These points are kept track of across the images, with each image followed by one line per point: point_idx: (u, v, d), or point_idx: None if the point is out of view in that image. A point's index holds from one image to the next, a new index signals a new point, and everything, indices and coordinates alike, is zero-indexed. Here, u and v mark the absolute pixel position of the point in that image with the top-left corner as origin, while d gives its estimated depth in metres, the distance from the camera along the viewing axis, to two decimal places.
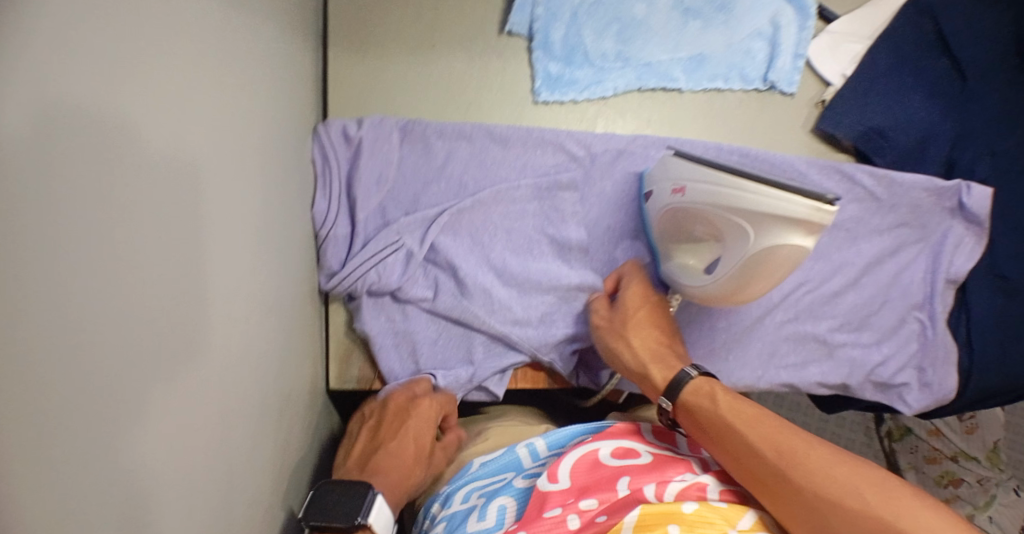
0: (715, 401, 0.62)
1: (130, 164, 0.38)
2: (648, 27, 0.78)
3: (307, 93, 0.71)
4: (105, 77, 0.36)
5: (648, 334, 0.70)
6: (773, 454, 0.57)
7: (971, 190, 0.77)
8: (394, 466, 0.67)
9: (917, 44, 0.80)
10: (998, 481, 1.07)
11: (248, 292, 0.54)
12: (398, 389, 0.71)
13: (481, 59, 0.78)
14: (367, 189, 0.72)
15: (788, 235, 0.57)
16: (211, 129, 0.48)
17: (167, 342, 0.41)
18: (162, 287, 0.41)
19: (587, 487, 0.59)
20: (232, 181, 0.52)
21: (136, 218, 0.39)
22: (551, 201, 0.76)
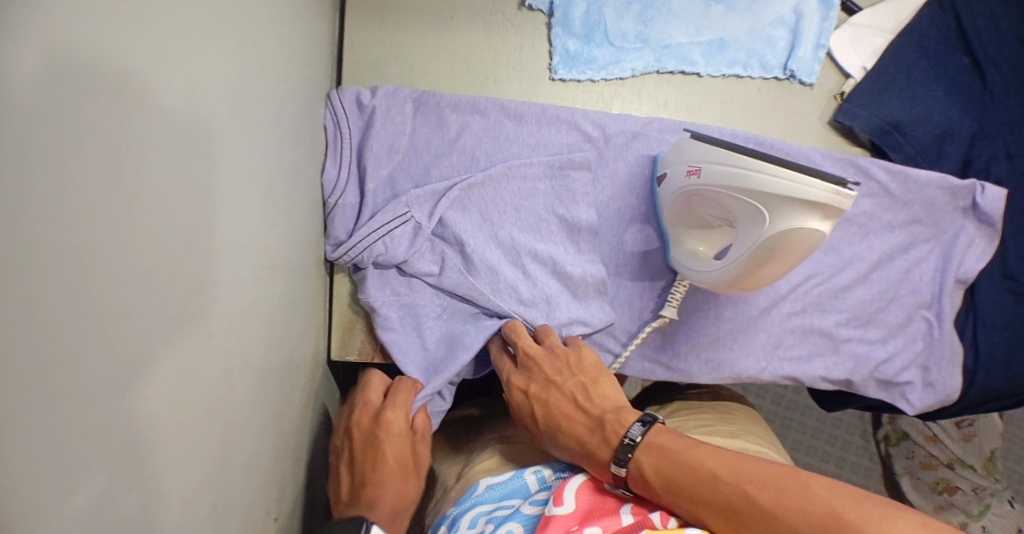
0: (648, 482, 0.58)
1: (142, 106, 0.38)
2: (670, 8, 0.77)
3: (321, 57, 0.71)
4: (119, 12, 0.36)
5: (565, 445, 0.65)
6: (727, 500, 0.55)
7: (985, 190, 0.77)
8: (378, 482, 0.65)
9: (940, 39, 0.79)
10: (993, 490, 1.09)
11: (254, 251, 0.54)
12: (360, 412, 0.68)
13: (499, 33, 0.77)
14: (378, 158, 0.71)
15: (804, 219, 0.56)
16: (224, 82, 0.48)
17: (175, 296, 0.41)
18: (173, 240, 0.41)
19: (589, 513, 0.58)
20: (244, 136, 0.51)
21: (148, 168, 0.38)
22: (562, 181, 0.75)
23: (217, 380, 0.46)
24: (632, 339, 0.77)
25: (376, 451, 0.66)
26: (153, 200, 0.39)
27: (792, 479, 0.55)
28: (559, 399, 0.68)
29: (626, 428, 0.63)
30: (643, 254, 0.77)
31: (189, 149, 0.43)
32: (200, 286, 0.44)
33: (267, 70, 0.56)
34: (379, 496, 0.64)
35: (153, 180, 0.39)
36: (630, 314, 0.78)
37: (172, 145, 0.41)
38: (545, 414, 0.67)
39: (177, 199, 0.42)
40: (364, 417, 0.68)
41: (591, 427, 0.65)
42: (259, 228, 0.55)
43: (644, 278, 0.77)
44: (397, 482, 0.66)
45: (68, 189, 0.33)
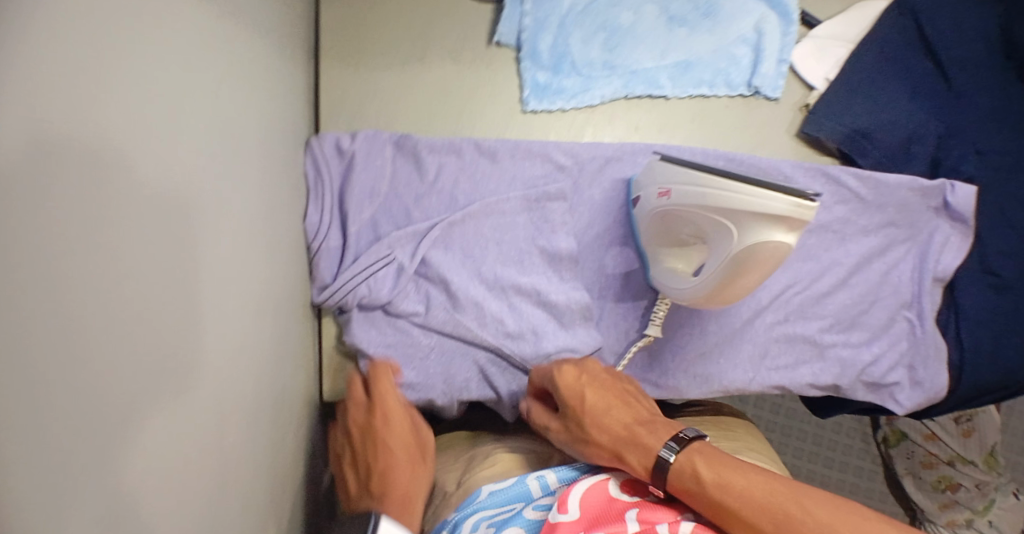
0: (699, 478, 0.59)
1: (120, 176, 0.39)
2: (635, 35, 0.79)
3: (297, 105, 0.73)
4: (98, 88, 0.37)
5: (612, 427, 0.65)
6: (778, 510, 0.57)
7: (955, 190, 0.79)
8: (383, 475, 0.66)
9: (902, 45, 0.81)
10: (996, 485, 1.09)
11: (239, 300, 0.55)
12: (356, 409, 0.70)
13: (470, 71, 0.79)
14: (359, 202, 0.74)
15: (768, 232, 0.58)
16: (200, 142, 0.49)
17: (163, 356, 0.43)
18: (158, 302, 0.43)
19: (596, 519, 0.57)
20: (223, 192, 0.53)
21: (129, 233, 0.40)
22: (540, 212, 0.76)
23: (208, 432, 0.48)
24: (619, 360, 0.79)
25: (377, 443, 0.68)
26: (137, 264, 0.40)
27: (840, 502, 0.57)
28: (600, 395, 0.69)
29: (669, 433, 0.64)
30: (624, 275, 0.79)
31: (170, 211, 0.44)
32: (186, 343, 0.46)
33: (244, 126, 0.58)
34: (386, 488, 0.66)
35: (136, 245, 0.40)
36: (617, 336, 0.79)
37: (154, 211, 0.42)
38: (585, 404, 0.68)
39: (159, 259, 0.43)
40: (358, 416, 0.70)
41: (635, 419, 0.67)
42: (245, 278, 0.56)
43: (627, 299, 0.79)
44: (403, 470, 0.67)
45: (54, 265, 0.34)
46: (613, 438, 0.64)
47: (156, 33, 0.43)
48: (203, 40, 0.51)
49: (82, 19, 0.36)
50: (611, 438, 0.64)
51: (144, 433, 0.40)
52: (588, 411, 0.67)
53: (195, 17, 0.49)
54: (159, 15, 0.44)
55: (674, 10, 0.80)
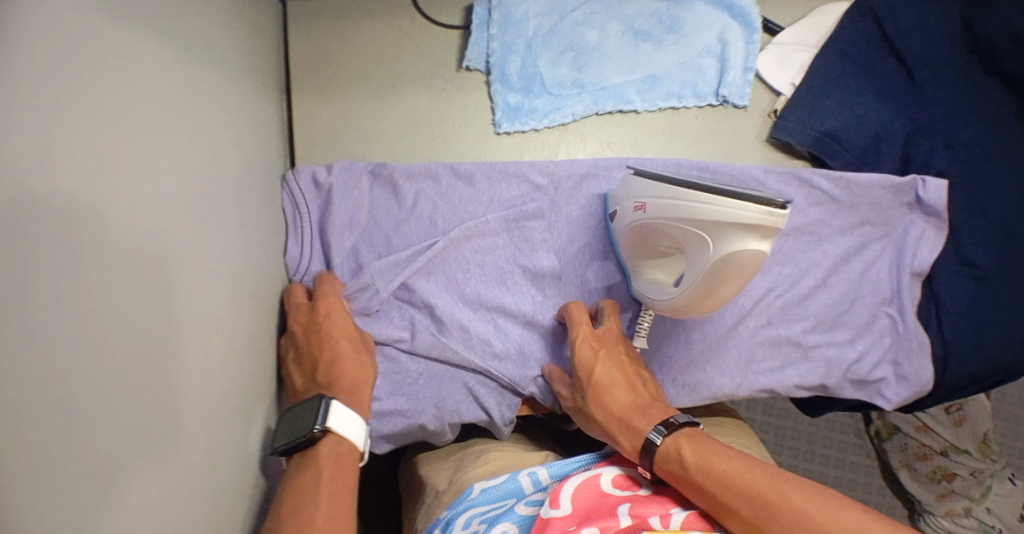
0: (681, 461, 0.60)
1: (59, 238, 0.39)
2: (601, 53, 0.80)
3: (271, 141, 0.73)
4: (37, 155, 0.38)
5: (610, 402, 0.68)
6: (755, 495, 0.57)
7: (927, 184, 0.80)
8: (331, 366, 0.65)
9: (865, 46, 0.82)
10: (992, 471, 1.10)
11: (209, 344, 0.55)
12: (297, 309, 0.69)
13: (442, 97, 0.80)
14: (340, 232, 0.73)
15: (743, 241, 0.58)
16: (161, 192, 0.50)
17: (116, 406, 0.43)
18: (109, 352, 0.43)
19: (588, 514, 0.58)
20: (189, 238, 0.54)
21: (74, 288, 0.40)
22: (519, 232, 0.77)
23: (169, 476, 0.48)
24: None
25: (320, 338, 0.66)
26: (82, 319, 0.41)
27: (823, 491, 0.57)
28: (608, 368, 0.70)
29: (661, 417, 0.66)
30: (608, 289, 0.79)
31: (121, 261, 0.45)
32: (142, 391, 0.46)
33: (213, 167, 0.59)
34: (337, 376, 0.65)
35: (81, 299, 0.41)
36: None
37: (102, 265, 0.43)
38: (592, 376, 0.70)
39: (110, 313, 0.43)
40: (301, 315, 0.69)
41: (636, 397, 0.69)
42: (215, 318, 0.57)
43: None
44: (349, 358, 0.66)
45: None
46: (610, 415, 0.68)
47: (106, 88, 0.44)
48: (163, 89, 0.51)
49: (24, 84, 0.36)
50: (607, 416, 0.68)
51: (93, 485, 0.41)
52: (592, 382, 0.70)
53: (151, 69, 0.50)
54: (110, 69, 0.45)
55: (639, 26, 0.81)
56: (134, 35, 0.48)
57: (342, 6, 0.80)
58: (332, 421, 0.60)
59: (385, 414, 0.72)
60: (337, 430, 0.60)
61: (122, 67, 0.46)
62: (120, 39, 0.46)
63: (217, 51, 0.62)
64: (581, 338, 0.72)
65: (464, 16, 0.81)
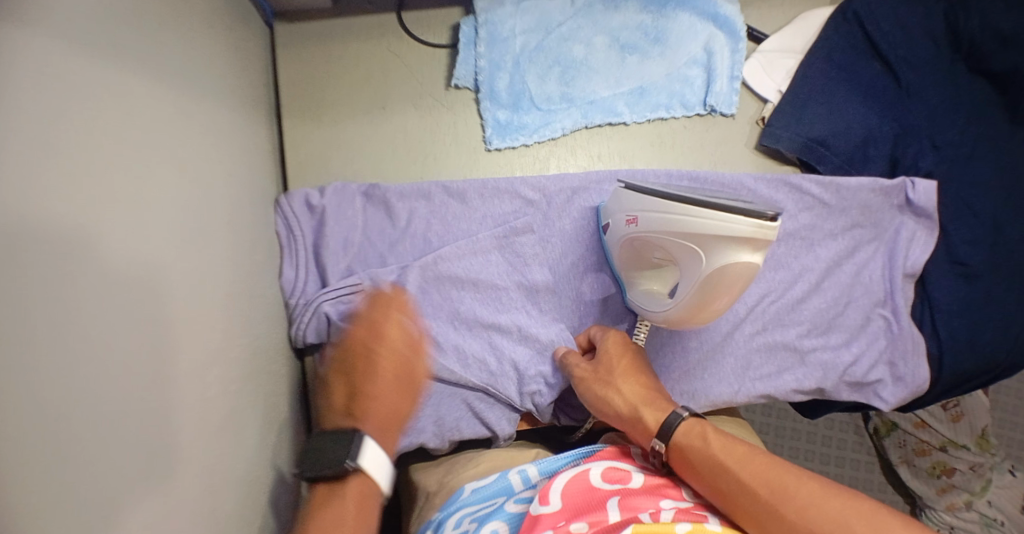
0: (702, 440, 0.63)
1: (47, 277, 0.40)
2: (589, 67, 0.81)
3: (263, 167, 0.74)
4: (19, 197, 0.38)
5: (636, 384, 0.69)
6: (769, 478, 0.59)
7: (915, 186, 0.81)
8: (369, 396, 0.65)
9: (850, 50, 0.83)
10: (991, 464, 1.11)
11: (205, 372, 0.56)
12: (363, 325, 0.68)
13: (431, 115, 0.80)
14: (334, 254, 0.74)
15: (735, 253, 0.59)
16: (151, 224, 0.50)
17: (117, 448, 0.44)
18: (108, 395, 0.44)
19: (578, 509, 0.58)
20: (181, 269, 0.54)
21: (69, 335, 0.41)
22: (511, 248, 0.78)
23: (174, 513, 0.49)
24: None
25: (373, 368, 0.66)
26: (75, 357, 0.41)
27: (836, 485, 0.59)
28: (634, 361, 0.72)
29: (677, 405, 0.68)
30: (602, 301, 0.80)
31: (113, 303, 0.45)
32: (140, 431, 0.46)
33: (203, 200, 0.59)
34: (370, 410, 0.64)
35: (75, 343, 0.41)
36: None
37: (93, 302, 0.43)
38: (617, 362, 0.72)
39: (104, 347, 0.44)
40: (365, 328, 0.68)
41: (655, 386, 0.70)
42: (212, 351, 0.57)
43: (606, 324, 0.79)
44: (390, 400, 0.66)
45: None
46: (633, 395, 0.68)
47: (87, 127, 0.44)
48: (150, 128, 0.52)
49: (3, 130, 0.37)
50: (626, 401, 0.68)
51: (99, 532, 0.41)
52: (618, 365, 0.71)
53: (136, 104, 0.50)
54: (91, 113, 0.45)
55: (625, 38, 0.82)
56: (115, 77, 0.48)
57: (329, 29, 0.80)
58: (363, 459, 0.61)
59: None
60: (369, 471, 0.61)
61: (103, 109, 0.46)
62: (100, 81, 0.46)
63: (205, 83, 0.62)
64: (613, 335, 0.75)
65: (451, 34, 0.82)
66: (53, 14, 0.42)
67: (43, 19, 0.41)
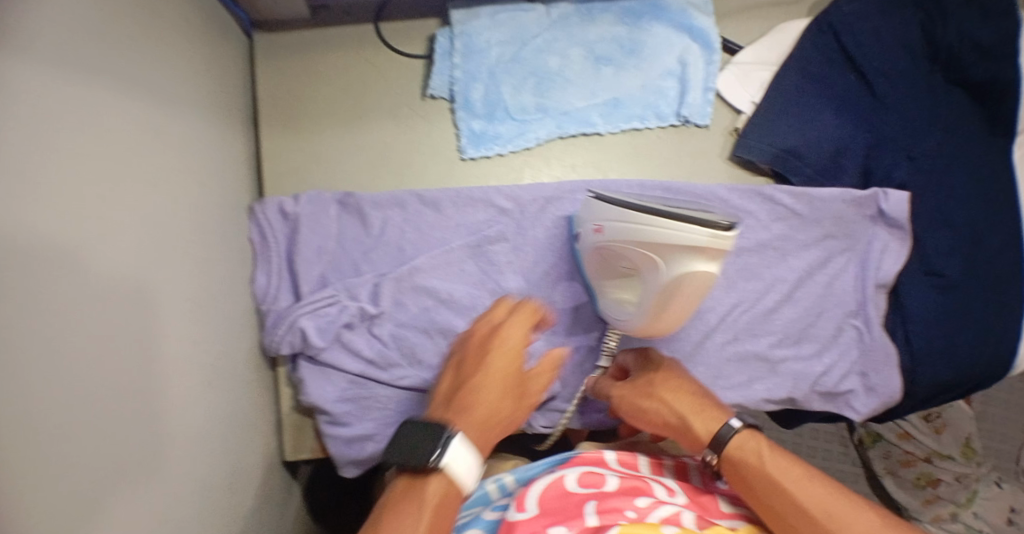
0: (757, 457, 0.64)
1: (9, 282, 0.41)
2: (563, 78, 0.82)
3: (236, 176, 0.75)
4: None
5: (681, 392, 0.69)
6: (822, 504, 0.61)
7: (888, 196, 0.81)
8: (477, 397, 0.66)
9: (825, 62, 0.83)
10: (976, 475, 1.12)
11: (166, 376, 0.57)
12: (481, 323, 0.72)
13: (408, 125, 0.81)
14: (308, 262, 0.75)
15: (693, 261, 0.59)
16: (112, 230, 0.52)
17: (72, 458, 0.45)
18: (65, 405, 0.45)
19: (556, 514, 0.60)
20: (139, 271, 0.55)
21: (28, 343, 0.42)
22: (484, 257, 0.78)
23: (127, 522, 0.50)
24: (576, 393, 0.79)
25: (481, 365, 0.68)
26: (34, 359, 0.42)
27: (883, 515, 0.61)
28: (678, 369, 0.72)
29: (728, 413, 0.68)
30: (575, 309, 0.80)
31: (70, 313, 0.46)
32: (94, 441, 0.47)
33: (169, 212, 0.60)
34: (472, 410, 0.66)
35: (35, 345, 0.42)
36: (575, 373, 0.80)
37: (53, 305, 0.44)
38: (658, 370, 0.72)
39: (64, 349, 0.45)
40: (484, 329, 0.72)
41: (701, 391, 0.70)
42: (172, 361, 0.58)
43: (579, 332, 0.80)
44: (492, 399, 0.67)
45: None
46: (680, 404, 0.69)
47: (51, 136, 0.45)
48: (111, 141, 0.53)
49: None
50: (671, 411, 0.69)
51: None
52: (658, 375, 0.71)
53: (100, 113, 0.51)
54: (54, 126, 0.46)
55: (600, 50, 0.82)
56: (77, 91, 0.49)
57: (306, 39, 0.81)
58: (448, 457, 0.61)
59: (363, 440, 0.75)
60: (449, 470, 0.61)
61: (63, 123, 0.47)
62: (64, 92, 0.47)
63: (175, 94, 0.63)
64: (646, 356, 0.74)
65: (428, 45, 0.83)
66: (23, 28, 0.43)
67: (11, 38, 0.42)
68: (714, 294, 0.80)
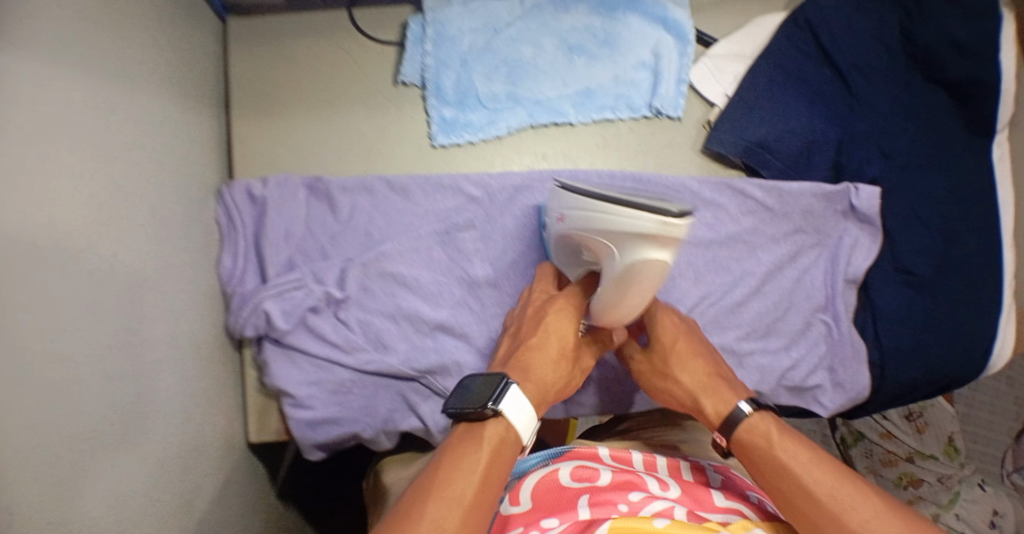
0: (766, 437, 0.63)
1: None
2: (535, 67, 0.82)
3: (204, 158, 0.75)
4: None
5: (693, 370, 0.70)
6: (824, 485, 0.59)
7: (859, 191, 0.81)
8: (536, 361, 0.66)
9: (798, 55, 0.83)
10: (960, 477, 1.09)
11: (121, 351, 0.57)
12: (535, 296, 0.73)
13: (379, 111, 0.81)
14: (275, 245, 0.75)
15: (640, 246, 0.59)
16: (68, 203, 0.52)
17: (15, 423, 0.45)
18: (9, 373, 0.45)
19: (547, 507, 0.59)
20: (96, 246, 0.55)
21: None
22: (452, 244, 0.79)
23: (72, 494, 0.50)
24: None
25: (540, 327, 0.69)
26: None
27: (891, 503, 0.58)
28: (692, 345, 0.72)
29: (738, 392, 0.68)
30: None
31: (12, 285, 0.46)
32: (41, 409, 0.48)
33: (130, 191, 0.60)
34: (532, 370, 0.65)
35: None
36: None
37: None
38: (673, 349, 0.72)
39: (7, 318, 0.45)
40: (539, 299, 0.73)
41: (716, 369, 0.70)
42: (129, 337, 0.59)
43: None
44: (548, 359, 0.67)
45: None
46: (692, 385, 0.69)
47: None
48: (68, 120, 0.53)
49: None
50: (684, 392, 0.70)
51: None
52: (672, 352, 0.71)
53: (54, 88, 0.52)
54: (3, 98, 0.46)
55: (573, 40, 0.82)
56: (33, 69, 0.50)
57: (279, 24, 0.82)
58: (505, 404, 0.58)
59: (327, 424, 0.74)
60: (506, 415, 0.58)
61: (15, 97, 0.48)
62: (15, 65, 0.48)
63: (139, 74, 0.64)
64: (667, 327, 0.74)
65: (400, 32, 0.83)
66: None
67: None
68: (681, 286, 0.80)
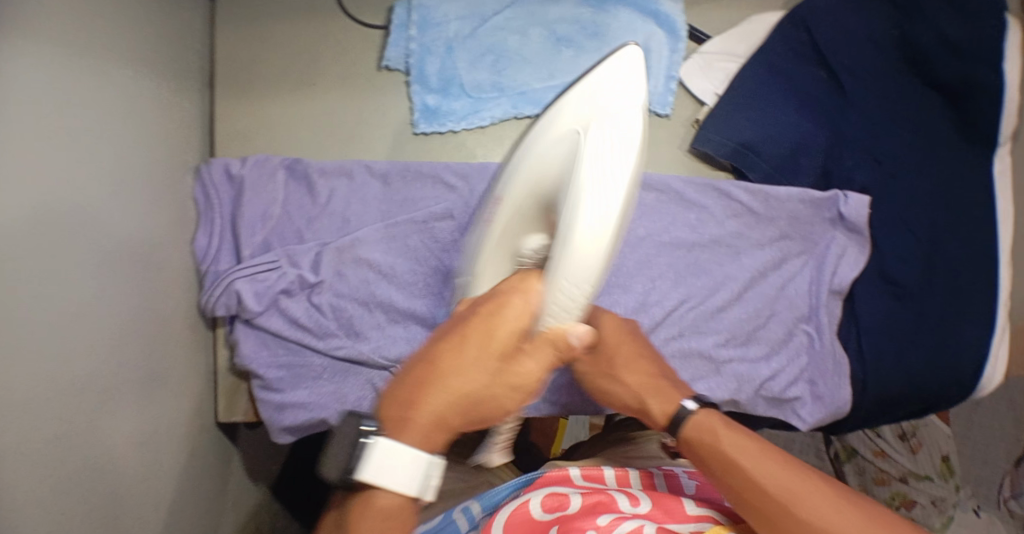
0: (710, 430, 0.60)
1: None
2: (521, 57, 0.81)
3: (187, 134, 0.75)
4: None
5: (636, 370, 0.66)
6: (774, 475, 0.57)
7: (848, 198, 0.79)
8: (440, 380, 0.55)
9: (791, 54, 0.81)
10: (955, 501, 1.03)
11: (96, 320, 0.57)
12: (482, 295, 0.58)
13: (361, 94, 0.81)
14: (250, 226, 0.75)
15: (596, 111, 0.58)
16: (51, 169, 0.53)
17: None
18: None
19: None
20: (79, 213, 0.56)
21: None
22: (427, 233, 0.77)
23: (48, 460, 0.50)
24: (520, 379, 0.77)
25: (462, 340, 0.56)
26: None
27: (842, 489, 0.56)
28: (631, 345, 0.68)
29: (685, 391, 0.65)
30: None
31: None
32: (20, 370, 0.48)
33: (114, 161, 0.61)
34: (435, 394, 0.54)
35: None
36: None
37: None
38: (617, 350, 0.68)
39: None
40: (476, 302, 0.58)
41: (659, 368, 0.67)
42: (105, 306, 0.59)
43: None
44: (458, 381, 0.55)
45: None
46: (637, 387, 0.66)
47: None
48: (61, 95, 0.54)
49: None
50: (630, 394, 0.66)
51: None
52: (617, 353, 0.67)
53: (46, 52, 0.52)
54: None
55: (561, 32, 0.81)
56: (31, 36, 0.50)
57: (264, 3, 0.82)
58: (365, 475, 0.51)
59: (294, 408, 0.73)
60: (377, 485, 0.51)
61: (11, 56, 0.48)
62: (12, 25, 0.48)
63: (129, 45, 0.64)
64: (609, 329, 0.69)
65: (386, 16, 0.83)
66: None
67: None
68: (661, 288, 0.78)
